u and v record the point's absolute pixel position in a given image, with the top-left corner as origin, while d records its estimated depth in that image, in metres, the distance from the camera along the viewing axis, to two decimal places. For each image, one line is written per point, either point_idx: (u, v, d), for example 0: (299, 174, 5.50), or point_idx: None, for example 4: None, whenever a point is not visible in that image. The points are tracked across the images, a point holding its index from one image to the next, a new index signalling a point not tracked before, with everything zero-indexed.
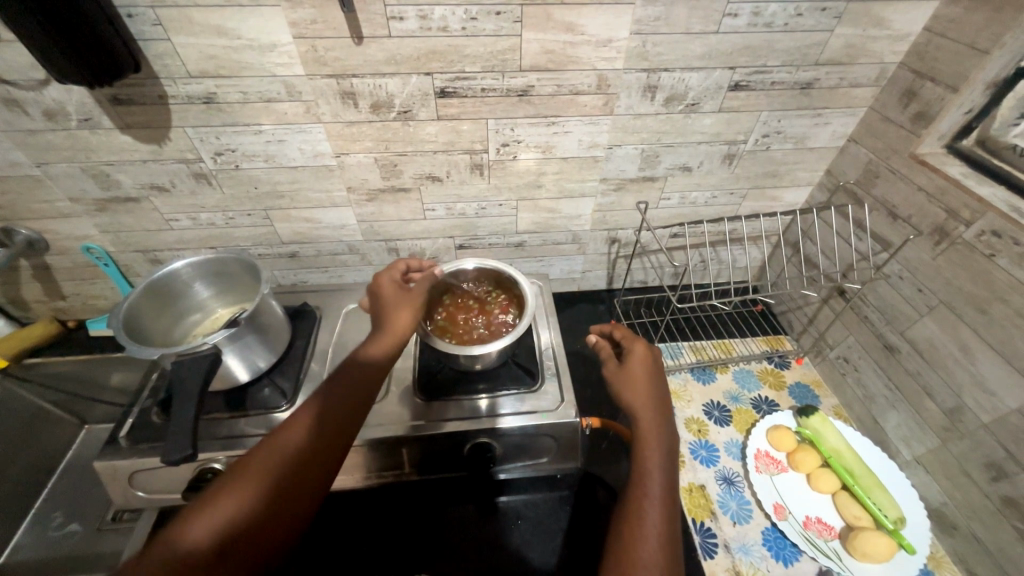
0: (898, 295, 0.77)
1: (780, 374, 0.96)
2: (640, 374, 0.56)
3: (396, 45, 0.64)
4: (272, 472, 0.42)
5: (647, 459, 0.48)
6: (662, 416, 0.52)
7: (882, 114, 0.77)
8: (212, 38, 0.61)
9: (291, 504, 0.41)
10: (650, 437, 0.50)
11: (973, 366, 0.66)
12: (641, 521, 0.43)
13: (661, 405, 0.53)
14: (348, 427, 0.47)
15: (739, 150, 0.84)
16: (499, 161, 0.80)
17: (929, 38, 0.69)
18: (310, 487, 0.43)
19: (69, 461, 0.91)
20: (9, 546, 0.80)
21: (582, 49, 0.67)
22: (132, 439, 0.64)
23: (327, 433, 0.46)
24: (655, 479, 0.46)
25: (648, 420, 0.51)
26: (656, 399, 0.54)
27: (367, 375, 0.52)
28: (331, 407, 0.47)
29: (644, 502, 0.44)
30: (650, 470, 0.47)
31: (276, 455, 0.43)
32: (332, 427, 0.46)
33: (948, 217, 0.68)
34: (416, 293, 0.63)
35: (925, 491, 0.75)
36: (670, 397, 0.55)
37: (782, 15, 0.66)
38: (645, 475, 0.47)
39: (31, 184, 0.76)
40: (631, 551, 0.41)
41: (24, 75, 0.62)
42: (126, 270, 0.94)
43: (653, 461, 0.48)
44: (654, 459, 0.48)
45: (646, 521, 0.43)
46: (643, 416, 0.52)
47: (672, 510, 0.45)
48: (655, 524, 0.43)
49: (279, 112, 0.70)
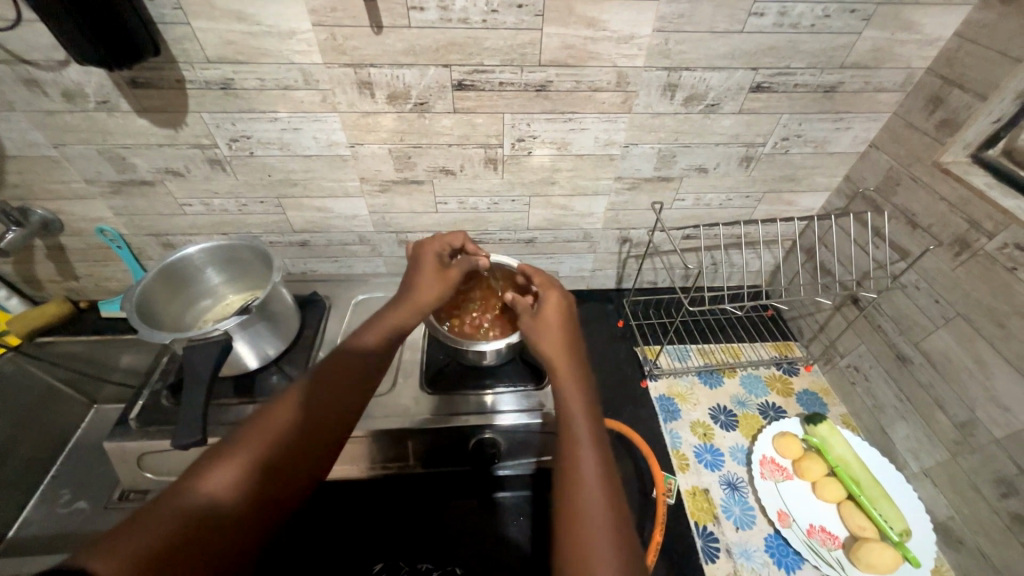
0: (914, 305, 0.76)
1: (789, 381, 0.95)
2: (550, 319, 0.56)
3: (416, 36, 0.64)
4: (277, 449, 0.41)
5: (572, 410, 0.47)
6: (573, 361, 0.52)
7: (906, 120, 0.76)
8: (231, 23, 0.61)
9: (294, 481, 0.41)
10: (568, 387, 0.49)
11: (988, 380, 0.65)
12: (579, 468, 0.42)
13: (575, 356, 0.53)
14: (345, 406, 0.46)
15: (757, 152, 0.83)
16: (513, 156, 0.80)
17: (959, 44, 0.67)
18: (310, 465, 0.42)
19: (78, 440, 0.92)
20: (18, 522, 0.81)
21: (603, 45, 0.66)
22: (141, 421, 0.64)
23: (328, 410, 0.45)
24: (586, 433, 0.44)
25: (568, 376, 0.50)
26: (570, 343, 0.54)
27: (374, 372, 0.51)
28: (335, 388, 0.47)
29: (576, 454, 0.43)
30: (575, 417, 0.46)
31: (285, 425, 0.42)
32: (332, 413, 0.45)
33: (969, 228, 0.67)
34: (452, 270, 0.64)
35: (932, 504, 0.75)
36: (581, 338, 0.56)
37: (810, 15, 0.65)
38: (573, 422, 0.46)
39: (47, 165, 0.76)
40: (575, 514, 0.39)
41: (44, 56, 0.62)
42: (138, 253, 0.94)
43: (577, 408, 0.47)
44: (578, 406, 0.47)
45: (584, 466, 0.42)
46: (562, 372, 0.50)
47: (605, 450, 0.44)
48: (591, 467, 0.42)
49: (296, 100, 0.70)
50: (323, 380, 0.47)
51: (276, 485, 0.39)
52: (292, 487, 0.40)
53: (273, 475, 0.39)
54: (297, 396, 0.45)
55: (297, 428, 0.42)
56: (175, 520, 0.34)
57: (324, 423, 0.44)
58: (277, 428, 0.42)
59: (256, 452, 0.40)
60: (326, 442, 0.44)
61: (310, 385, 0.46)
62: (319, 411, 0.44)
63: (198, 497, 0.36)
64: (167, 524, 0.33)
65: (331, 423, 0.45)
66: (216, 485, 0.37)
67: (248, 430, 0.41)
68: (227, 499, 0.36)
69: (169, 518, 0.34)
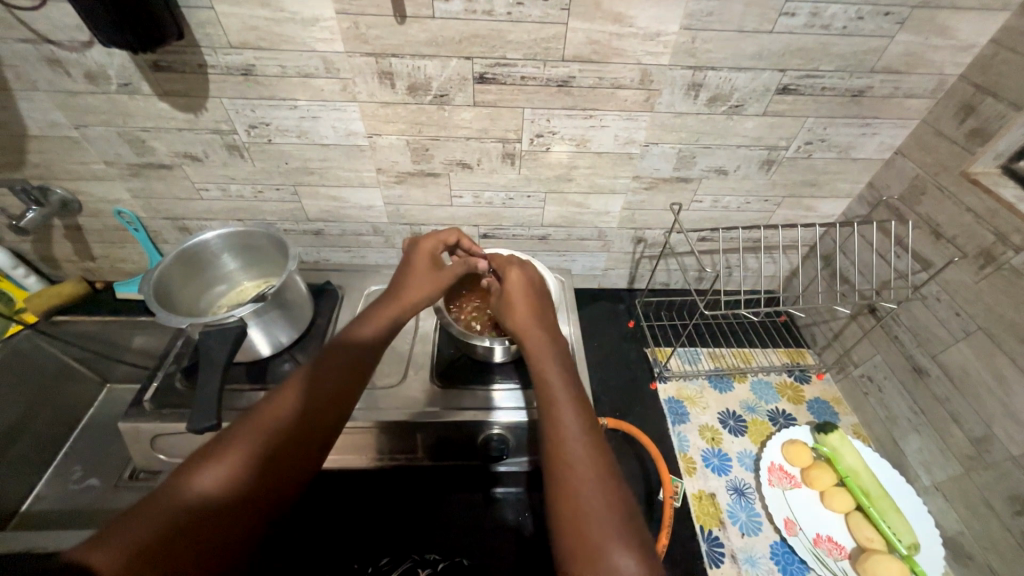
0: (933, 317, 0.75)
1: (800, 389, 0.94)
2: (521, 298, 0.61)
3: (439, 27, 0.63)
4: (268, 442, 0.41)
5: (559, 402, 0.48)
6: (555, 349, 0.54)
7: (935, 127, 0.74)
8: (255, 9, 0.60)
9: (287, 473, 0.41)
10: (554, 378, 0.51)
11: (1007, 396, 0.64)
12: (568, 459, 0.44)
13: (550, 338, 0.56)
14: (336, 395, 0.47)
15: (778, 156, 0.81)
16: (531, 152, 0.79)
17: (996, 50, 0.65)
18: (301, 455, 0.43)
19: (91, 418, 0.94)
20: (31, 496, 0.83)
21: (629, 41, 0.65)
22: (155, 403, 0.65)
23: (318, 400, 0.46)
24: (571, 417, 0.46)
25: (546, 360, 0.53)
26: (547, 331, 0.57)
27: (367, 363, 0.51)
28: (324, 377, 0.47)
29: (564, 436, 0.45)
30: (564, 408, 0.48)
31: (276, 417, 0.43)
32: (321, 403, 0.46)
33: (995, 241, 0.66)
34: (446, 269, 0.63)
35: (941, 518, 0.74)
36: (550, 319, 0.59)
37: (842, 17, 0.63)
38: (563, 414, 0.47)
39: (68, 145, 0.77)
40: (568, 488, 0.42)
41: (68, 36, 0.62)
42: (154, 236, 0.95)
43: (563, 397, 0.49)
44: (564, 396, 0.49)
45: (574, 456, 0.44)
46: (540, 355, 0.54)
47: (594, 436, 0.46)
48: (583, 456, 0.44)
49: (316, 88, 0.69)
50: (312, 372, 0.47)
51: (268, 478, 0.40)
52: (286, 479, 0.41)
53: (264, 469, 0.40)
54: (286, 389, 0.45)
55: (288, 420, 0.43)
56: (172, 513, 0.35)
57: (318, 414, 0.45)
58: (267, 422, 0.43)
59: (247, 447, 0.40)
60: (325, 431, 0.44)
61: (300, 378, 0.46)
62: (309, 401, 0.45)
63: (188, 499, 0.36)
64: (159, 525, 0.34)
65: (322, 413, 0.45)
66: (204, 484, 0.37)
67: (239, 428, 0.42)
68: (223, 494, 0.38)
69: (160, 521, 0.35)
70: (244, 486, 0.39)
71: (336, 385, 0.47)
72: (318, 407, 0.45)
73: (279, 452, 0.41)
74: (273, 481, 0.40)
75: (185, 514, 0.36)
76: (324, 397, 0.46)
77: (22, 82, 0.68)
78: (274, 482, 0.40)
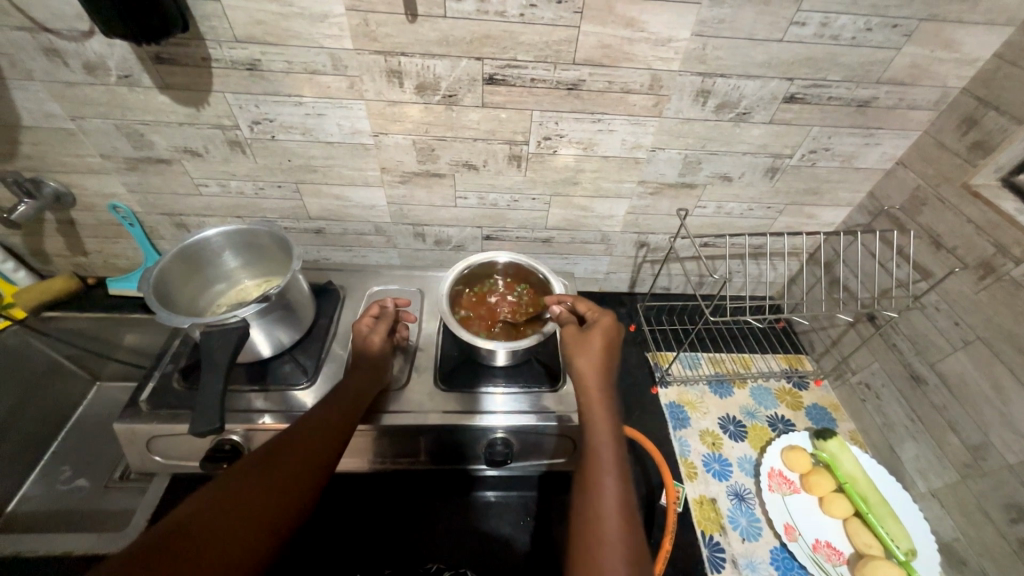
0: (932, 327, 0.76)
1: (798, 395, 0.95)
2: (586, 343, 0.57)
3: (450, 26, 0.62)
4: (274, 474, 0.44)
5: (597, 427, 0.49)
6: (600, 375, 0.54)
7: (937, 139, 0.75)
8: (263, 3, 0.59)
9: (293, 497, 0.43)
10: (597, 406, 0.52)
11: (1005, 405, 0.65)
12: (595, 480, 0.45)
13: (610, 396, 0.53)
14: (331, 437, 0.50)
15: (783, 163, 0.82)
16: (538, 154, 0.79)
17: (999, 65, 0.66)
18: (303, 488, 0.44)
19: (80, 417, 0.91)
20: (16, 497, 0.80)
21: (640, 46, 0.65)
22: (152, 404, 0.64)
23: (319, 441, 0.49)
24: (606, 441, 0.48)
25: (597, 398, 0.52)
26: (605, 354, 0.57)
27: (354, 415, 0.55)
28: (326, 422, 0.52)
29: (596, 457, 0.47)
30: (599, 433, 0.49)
31: (285, 454, 0.46)
32: (320, 444, 0.49)
33: (996, 252, 0.67)
34: (377, 347, 0.65)
35: (937, 524, 0.75)
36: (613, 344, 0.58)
37: (851, 28, 0.64)
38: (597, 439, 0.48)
39: (63, 137, 0.75)
40: (594, 543, 0.40)
41: (67, 25, 0.61)
42: (150, 232, 0.93)
43: (602, 421, 0.50)
44: (603, 423, 0.50)
45: (600, 481, 0.44)
46: (597, 409, 0.51)
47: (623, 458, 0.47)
48: (608, 480, 0.44)
49: (322, 85, 0.68)
50: (315, 420, 0.51)
51: (271, 503, 0.41)
52: (292, 505, 0.42)
53: (265, 493, 0.42)
54: (290, 432, 0.49)
55: (296, 458, 0.46)
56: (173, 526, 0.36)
57: (315, 449, 0.48)
58: (276, 456, 0.45)
59: (252, 477, 0.42)
60: (320, 467, 0.47)
61: (303, 425, 0.50)
62: (309, 441, 0.48)
63: (188, 517, 0.37)
64: (159, 535, 0.35)
65: (320, 450, 0.48)
66: (202, 500, 0.39)
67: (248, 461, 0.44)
68: (215, 504, 0.39)
69: (162, 533, 0.35)
70: (248, 505, 0.40)
71: (334, 432, 0.51)
72: (318, 449, 0.48)
73: (285, 483, 0.43)
74: (277, 506, 0.41)
75: (182, 526, 0.36)
76: (324, 440, 0.50)
77: (17, 71, 0.66)
78: (278, 508, 0.41)
